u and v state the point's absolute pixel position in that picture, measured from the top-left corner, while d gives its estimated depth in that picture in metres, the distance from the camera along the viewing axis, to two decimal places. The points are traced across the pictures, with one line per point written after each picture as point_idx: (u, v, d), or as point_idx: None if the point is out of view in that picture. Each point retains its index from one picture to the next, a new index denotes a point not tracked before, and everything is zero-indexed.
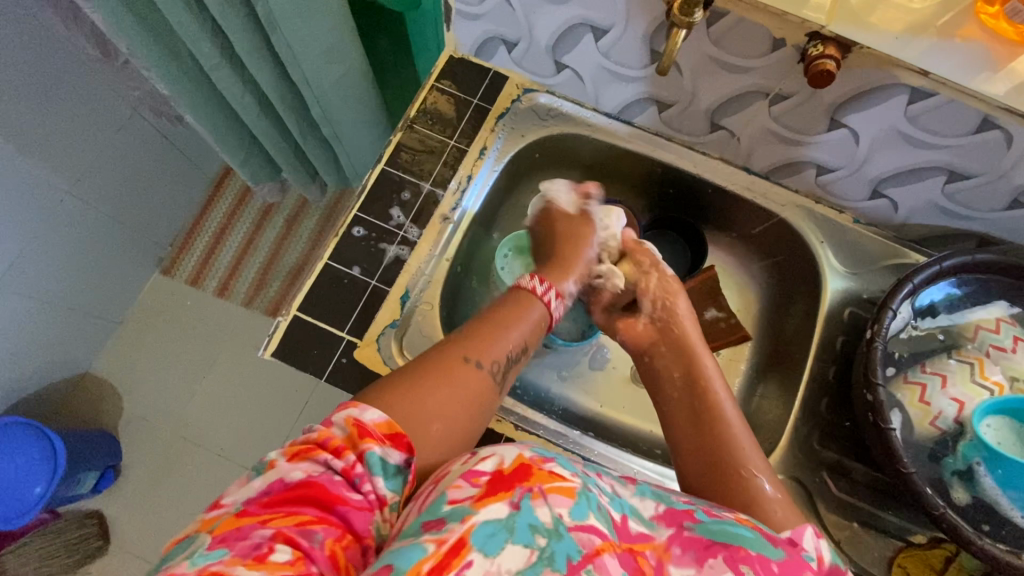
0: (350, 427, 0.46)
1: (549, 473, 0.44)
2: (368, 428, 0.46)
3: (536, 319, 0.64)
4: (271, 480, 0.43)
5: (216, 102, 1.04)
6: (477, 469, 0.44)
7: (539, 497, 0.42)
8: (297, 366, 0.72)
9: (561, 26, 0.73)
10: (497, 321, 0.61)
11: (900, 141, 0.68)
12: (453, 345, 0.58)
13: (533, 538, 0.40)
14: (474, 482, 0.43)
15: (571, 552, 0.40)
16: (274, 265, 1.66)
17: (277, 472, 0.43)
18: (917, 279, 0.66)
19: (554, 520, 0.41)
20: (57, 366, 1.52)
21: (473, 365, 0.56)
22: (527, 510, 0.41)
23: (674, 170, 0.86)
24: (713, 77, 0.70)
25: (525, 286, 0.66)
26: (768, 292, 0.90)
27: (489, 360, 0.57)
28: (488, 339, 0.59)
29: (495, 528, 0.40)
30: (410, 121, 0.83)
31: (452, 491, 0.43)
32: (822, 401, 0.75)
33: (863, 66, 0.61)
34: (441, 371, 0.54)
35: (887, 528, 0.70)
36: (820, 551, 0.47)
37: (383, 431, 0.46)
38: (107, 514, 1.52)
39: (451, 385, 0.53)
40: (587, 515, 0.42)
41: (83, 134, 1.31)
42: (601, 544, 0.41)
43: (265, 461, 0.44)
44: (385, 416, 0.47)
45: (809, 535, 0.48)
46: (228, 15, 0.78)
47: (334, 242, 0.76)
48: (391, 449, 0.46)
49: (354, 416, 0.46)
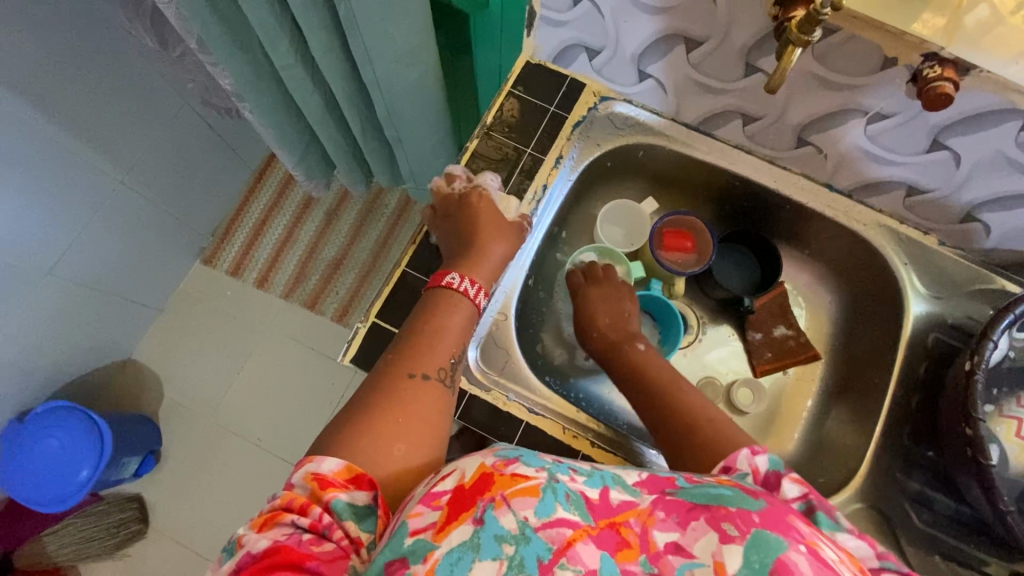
0: (310, 484, 0.49)
1: (511, 476, 0.43)
2: (329, 479, 0.49)
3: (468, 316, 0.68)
4: (241, 556, 0.45)
5: (280, 99, 1.04)
6: (437, 492, 0.44)
7: (502, 505, 0.41)
8: (373, 372, 0.72)
9: (653, 36, 0.71)
10: (433, 325, 0.65)
11: (1006, 166, 0.65)
12: (396, 363, 0.61)
13: (501, 549, 0.39)
14: (435, 506, 0.43)
15: (541, 553, 0.39)
16: (314, 258, 1.67)
17: (245, 547, 0.45)
18: (1019, 309, 0.64)
19: (520, 524, 0.40)
20: (103, 352, 1.54)
21: (419, 378, 0.60)
22: (491, 521, 0.40)
23: (750, 184, 0.84)
24: (809, 93, 0.68)
25: (451, 288, 0.69)
26: (840, 312, 0.88)
27: (432, 369, 0.61)
28: (429, 351, 0.63)
29: (460, 552, 0.39)
30: (486, 128, 0.82)
31: (413, 521, 0.43)
32: (904, 431, 0.74)
33: (979, 90, 0.58)
34: (393, 397, 0.58)
35: (973, 562, 0.67)
36: (754, 466, 0.51)
37: (343, 477, 0.49)
38: (146, 499, 1.54)
39: (403, 406, 0.57)
40: (554, 509, 0.41)
41: (138, 125, 1.32)
42: (573, 534, 0.40)
43: (235, 541, 0.47)
44: (343, 462, 0.51)
45: (742, 455, 0.53)
46: (309, 14, 0.78)
47: (411, 250, 0.76)
48: (356, 492, 0.49)
49: (313, 472, 0.50)
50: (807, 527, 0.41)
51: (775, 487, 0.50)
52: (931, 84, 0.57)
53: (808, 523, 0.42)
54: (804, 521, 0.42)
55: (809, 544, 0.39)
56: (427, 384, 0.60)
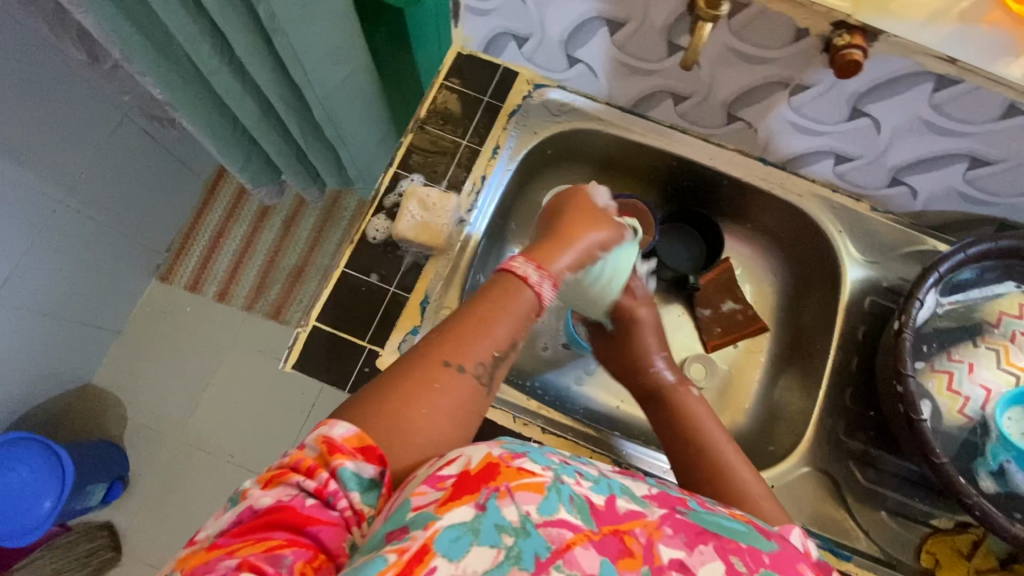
0: (320, 445, 0.44)
1: (518, 470, 0.41)
2: (337, 443, 0.44)
3: (526, 310, 0.55)
4: (242, 508, 0.42)
5: (213, 106, 1.01)
6: (442, 474, 0.42)
7: (505, 496, 0.40)
8: (318, 377, 0.71)
9: (576, 20, 0.71)
10: (487, 308, 0.54)
11: (922, 129, 0.67)
12: (432, 347, 0.51)
13: (501, 538, 0.38)
14: (439, 486, 0.41)
15: (540, 550, 0.38)
16: (274, 267, 1.63)
17: (247, 500, 0.43)
18: (943, 268, 0.66)
19: (522, 518, 0.39)
20: (59, 378, 1.48)
21: (455, 369, 0.50)
22: (493, 510, 0.39)
23: (688, 163, 0.85)
24: (732, 69, 0.69)
25: (515, 270, 0.56)
26: (785, 283, 0.90)
27: (471, 362, 0.51)
28: (471, 337, 0.52)
29: (459, 532, 0.38)
30: (421, 122, 0.82)
31: (416, 497, 0.40)
32: (846, 392, 0.76)
33: (888, 55, 0.59)
34: (417, 385, 0.49)
35: (915, 515, 0.70)
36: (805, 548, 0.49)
37: (353, 445, 0.44)
38: (118, 526, 1.49)
39: (428, 400, 0.48)
40: (557, 510, 0.40)
41: (75, 141, 1.27)
42: (573, 538, 0.39)
43: (238, 489, 0.44)
44: (354, 429, 0.45)
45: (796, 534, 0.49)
46: (228, 15, 0.75)
47: (350, 250, 0.75)
48: (364, 463, 0.43)
49: (323, 434, 0.44)
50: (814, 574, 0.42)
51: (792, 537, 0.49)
52: (841, 51, 0.58)
53: (812, 569, 0.43)
54: (810, 567, 0.43)
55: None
56: (462, 380, 0.51)
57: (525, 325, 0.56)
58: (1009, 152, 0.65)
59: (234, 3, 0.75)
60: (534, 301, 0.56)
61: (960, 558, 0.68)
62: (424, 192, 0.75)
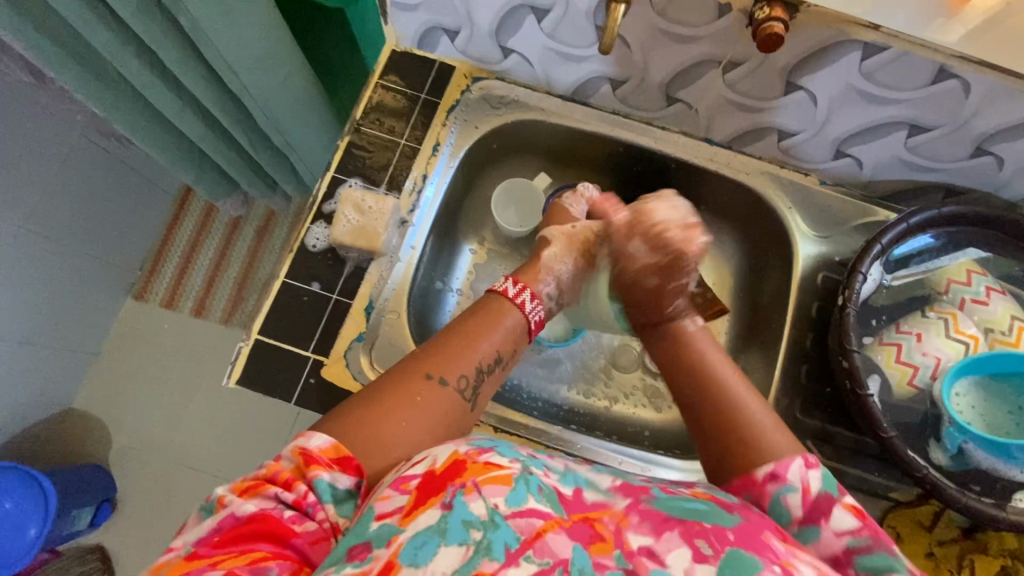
0: (297, 458, 0.46)
1: (483, 464, 0.42)
2: (315, 454, 0.46)
3: (513, 327, 0.63)
4: (221, 516, 0.42)
5: (157, 122, 1.00)
6: (407, 476, 0.43)
7: (472, 490, 0.40)
8: (264, 390, 0.70)
9: (501, 10, 0.69)
10: (471, 332, 0.60)
11: (858, 99, 0.66)
12: (418, 361, 0.56)
13: (468, 534, 0.38)
14: (403, 490, 0.42)
15: (509, 541, 0.38)
16: (250, 278, 1.51)
17: (227, 507, 0.42)
18: (885, 240, 0.66)
19: (490, 510, 0.39)
20: (31, 409, 1.37)
21: (436, 382, 0.54)
22: (460, 506, 0.39)
23: (636, 148, 0.83)
24: (663, 49, 0.68)
25: (497, 289, 0.66)
26: (741, 263, 0.89)
27: (453, 377, 0.56)
28: (451, 354, 0.57)
29: (426, 537, 0.38)
30: (357, 123, 0.80)
31: (380, 505, 0.41)
32: (802, 369, 0.74)
33: (814, 26, 0.58)
34: (405, 395, 0.52)
35: (875, 489, 0.70)
36: (806, 482, 0.48)
37: (329, 457, 0.46)
38: (109, 548, 1.40)
39: (413, 408, 0.52)
40: (525, 499, 0.40)
41: (28, 163, 1.18)
42: (542, 526, 0.39)
43: (214, 499, 0.43)
44: (332, 440, 0.47)
45: (796, 465, 0.49)
46: (150, 27, 0.73)
47: (290, 259, 0.74)
48: (341, 475, 0.45)
49: (301, 446, 0.46)
50: (784, 545, 0.41)
51: (822, 513, 0.47)
52: (763, 25, 0.56)
53: (784, 539, 0.42)
54: (780, 538, 0.42)
55: (784, 564, 0.39)
56: (442, 390, 0.54)
57: (511, 344, 0.63)
58: (946, 116, 0.64)
59: (155, 16, 0.73)
60: (522, 320, 0.65)
61: (921, 529, 0.67)
62: (359, 197, 0.74)
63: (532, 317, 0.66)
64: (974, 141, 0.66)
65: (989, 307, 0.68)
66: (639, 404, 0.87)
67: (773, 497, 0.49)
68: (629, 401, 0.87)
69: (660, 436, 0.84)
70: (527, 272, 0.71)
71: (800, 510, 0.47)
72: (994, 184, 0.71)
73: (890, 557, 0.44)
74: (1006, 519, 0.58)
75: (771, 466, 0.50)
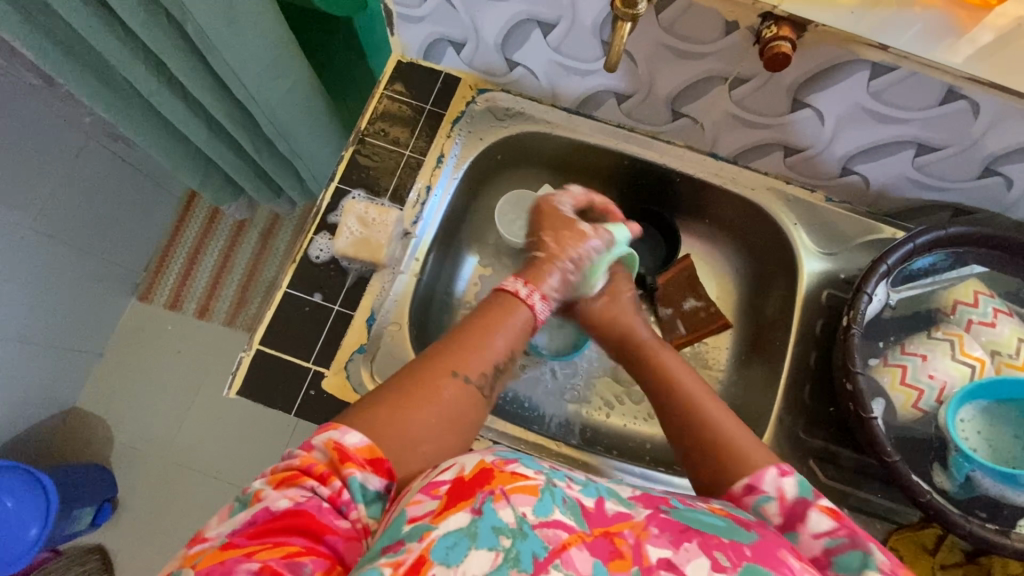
0: (331, 452, 0.45)
1: (512, 474, 0.42)
2: (349, 452, 0.45)
3: (523, 324, 0.62)
4: (256, 509, 0.42)
5: (163, 127, 1.01)
6: (436, 480, 0.42)
7: (501, 498, 0.40)
8: (264, 400, 0.70)
9: (508, 24, 0.69)
10: (489, 328, 0.59)
11: (866, 118, 0.65)
12: (441, 355, 0.55)
13: (497, 540, 0.38)
14: (434, 494, 0.41)
15: (537, 550, 0.38)
16: (253, 280, 1.51)
17: (262, 501, 0.42)
18: (891, 260, 0.66)
19: (518, 519, 0.39)
20: (33, 408, 1.37)
21: (460, 379, 0.54)
22: (489, 513, 0.39)
23: (640, 161, 0.83)
24: (669, 64, 0.67)
25: (509, 289, 0.64)
26: (745, 278, 0.88)
27: (475, 373, 0.55)
28: (472, 349, 0.57)
29: (457, 538, 0.38)
30: (362, 134, 0.80)
31: (412, 508, 0.40)
32: (805, 388, 0.73)
33: (821, 44, 0.58)
34: (427, 389, 0.52)
35: (876, 512, 0.69)
36: (781, 489, 0.48)
37: (365, 456, 0.45)
38: (108, 548, 1.39)
39: (436, 404, 0.51)
40: (552, 510, 0.40)
41: (36, 164, 1.18)
42: (568, 538, 0.39)
43: (250, 490, 0.43)
44: (368, 440, 0.46)
45: (770, 475, 0.49)
46: (157, 36, 0.73)
47: (293, 269, 0.74)
48: (373, 475, 0.45)
49: (335, 440, 0.45)
50: (800, 562, 0.41)
51: (799, 518, 0.47)
52: (770, 44, 0.56)
53: (799, 557, 0.42)
54: (796, 555, 0.42)
55: None
56: (465, 387, 0.54)
57: (525, 338, 0.62)
58: (956, 137, 0.63)
59: (162, 25, 0.73)
60: (529, 317, 0.63)
61: (922, 552, 0.66)
62: (362, 208, 0.74)
63: (539, 314, 0.64)
64: (982, 162, 0.65)
65: (996, 328, 0.67)
66: (638, 418, 0.86)
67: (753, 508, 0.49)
68: (629, 415, 0.86)
69: (661, 451, 0.84)
70: (531, 271, 0.68)
71: (778, 518, 0.48)
72: (1002, 204, 0.71)
73: (866, 556, 0.44)
74: (1012, 546, 0.57)
75: (747, 479, 0.50)
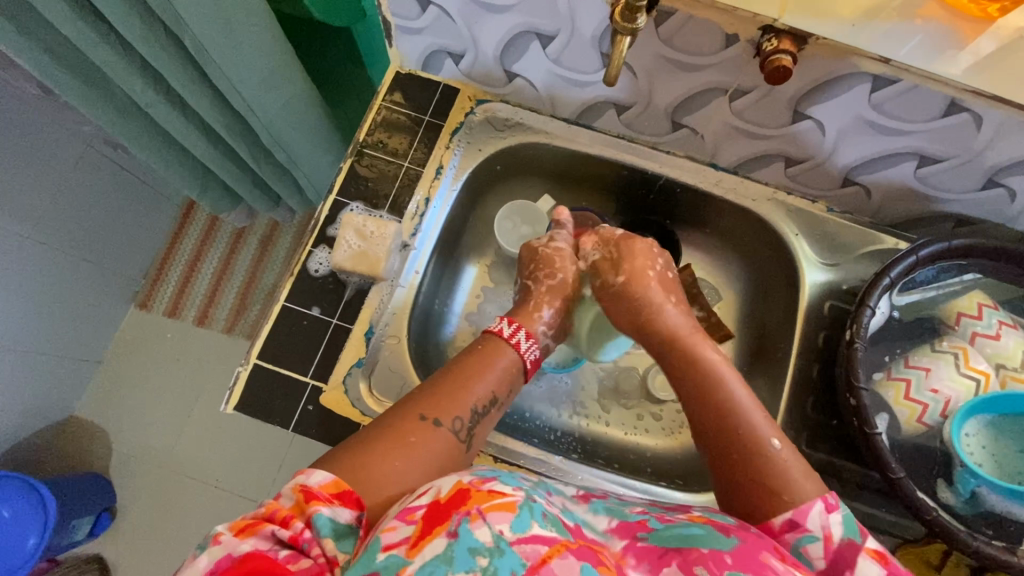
0: (296, 494, 0.44)
1: (488, 491, 0.41)
2: (315, 491, 0.45)
3: (507, 367, 0.64)
4: (216, 557, 0.40)
5: (161, 137, 1.00)
6: (411, 507, 0.42)
7: (477, 518, 0.39)
8: (260, 415, 0.69)
9: (506, 35, 0.69)
10: (466, 370, 0.61)
11: (866, 129, 0.65)
12: (410, 403, 0.56)
13: (475, 561, 0.37)
14: (409, 520, 0.41)
15: (515, 567, 0.37)
16: (252, 288, 1.50)
17: (222, 548, 0.41)
18: (893, 272, 0.65)
19: (495, 537, 0.38)
20: (32, 417, 1.36)
21: (430, 424, 0.54)
22: (466, 534, 0.38)
23: (641, 172, 0.83)
24: (670, 76, 0.67)
25: (493, 330, 0.67)
26: (747, 289, 0.88)
27: (448, 418, 0.56)
28: (446, 394, 0.58)
29: (436, 565, 0.37)
30: (360, 145, 0.80)
31: (386, 535, 0.40)
32: (808, 402, 0.72)
33: (819, 58, 0.58)
34: (393, 438, 0.52)
35: (881, 526, 0.68)
36: (828, 529, 0.47)
37: (330, 491, 0.45)
38: (107, 557, 1.38)
39: (403, 451, 0.51)
40: (530, 526, 0.39)
41: (33, 173, 1.18)
42: (547, 552, 0.38)
43: (210, 536, 0.42)
44: (332, 476, 0.47)
45: (815, 511, 0.48)
46: (153, 47, 0.73)
47: (290, 282, 0.73)
48: (341, 508, 0.44)
49: (301, 483, 0.45)
50: (782, 563, 0.41)
51: (847, 563, 0.46)
52: (771, 57, 0.56)
53: (783, 558, 0.42)
54: (778, 556, 0.41)
55: None
56: (435, 431, 0.54)
57: (508, 383, 0.63)
58: (958, 148, 0.63)
59: (159, 36, 0.72)
60: (517, 359, 0.66)
61: (928, 567, 0.66)
62: (360, 221, 0.73)
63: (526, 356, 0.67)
64: (985, 174, 0.64)
65: (999, 341, 0.66)
66: (637, 429, 0.86)
67: (794, 546, 0.48)
68: (629, 426, 0.86)
69: (661, 463, 0.83)
70: (521, 313, 0.72)
71: (823, 562, 0.47)
72: (1005, 216, 0.70)
73: None
74: (1018, 564, 0.57)
75: (789, 513, 0.49)
